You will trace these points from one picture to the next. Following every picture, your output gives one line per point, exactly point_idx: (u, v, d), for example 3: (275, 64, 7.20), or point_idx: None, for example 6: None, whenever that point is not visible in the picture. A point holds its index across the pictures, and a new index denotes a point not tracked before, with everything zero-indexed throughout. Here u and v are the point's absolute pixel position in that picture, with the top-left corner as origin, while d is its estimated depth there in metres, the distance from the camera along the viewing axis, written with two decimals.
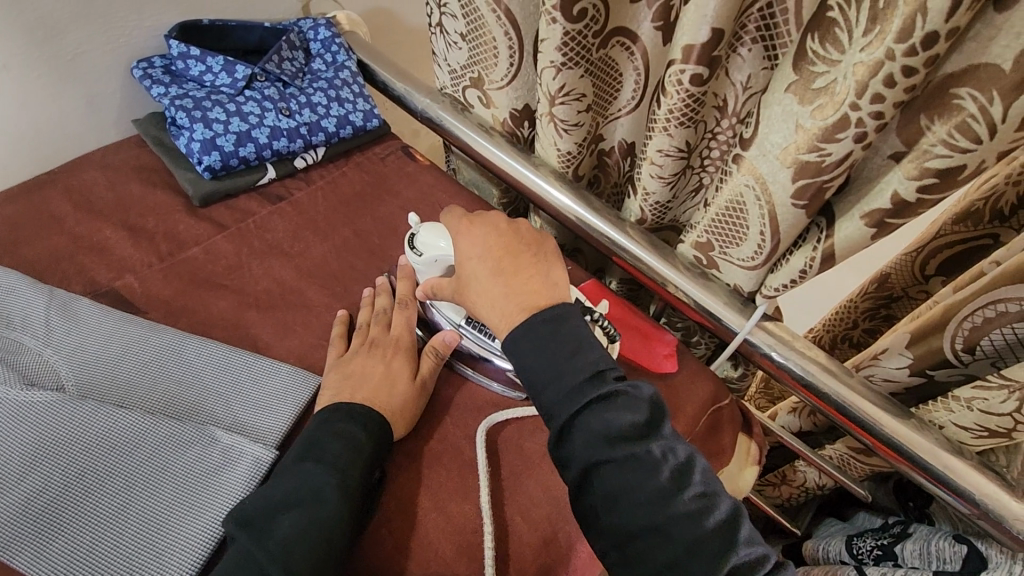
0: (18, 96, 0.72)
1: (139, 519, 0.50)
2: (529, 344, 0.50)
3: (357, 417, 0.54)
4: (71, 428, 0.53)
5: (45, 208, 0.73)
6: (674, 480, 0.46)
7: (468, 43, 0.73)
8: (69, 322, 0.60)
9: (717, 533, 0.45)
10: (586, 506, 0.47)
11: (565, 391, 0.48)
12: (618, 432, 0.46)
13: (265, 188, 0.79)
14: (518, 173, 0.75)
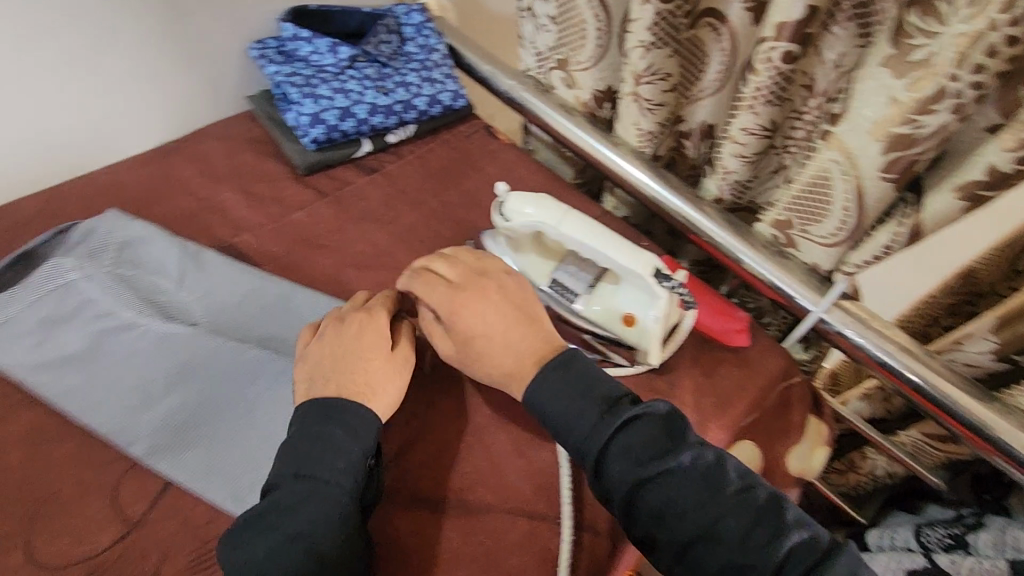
0: (155, 72, 0.81)
1: (259, 440, 0.56)
2: (547, 390, 0.53)
3: (343, 428, 0.51)
4: (204, 360, 0.60)
5: (173, 173, 0.82)
6: (710, 487, 0.48)
7: (557, 25, 0.76)
8: (199, 270, 0.68)
9: (764, 526, 0.47)
10: (642, 533, 0.49)
11: (588, 426, 0.51)
12: (645, 456, 0.49)
13: (361, 160, 0.86)
14: (597, 151, 0.78)
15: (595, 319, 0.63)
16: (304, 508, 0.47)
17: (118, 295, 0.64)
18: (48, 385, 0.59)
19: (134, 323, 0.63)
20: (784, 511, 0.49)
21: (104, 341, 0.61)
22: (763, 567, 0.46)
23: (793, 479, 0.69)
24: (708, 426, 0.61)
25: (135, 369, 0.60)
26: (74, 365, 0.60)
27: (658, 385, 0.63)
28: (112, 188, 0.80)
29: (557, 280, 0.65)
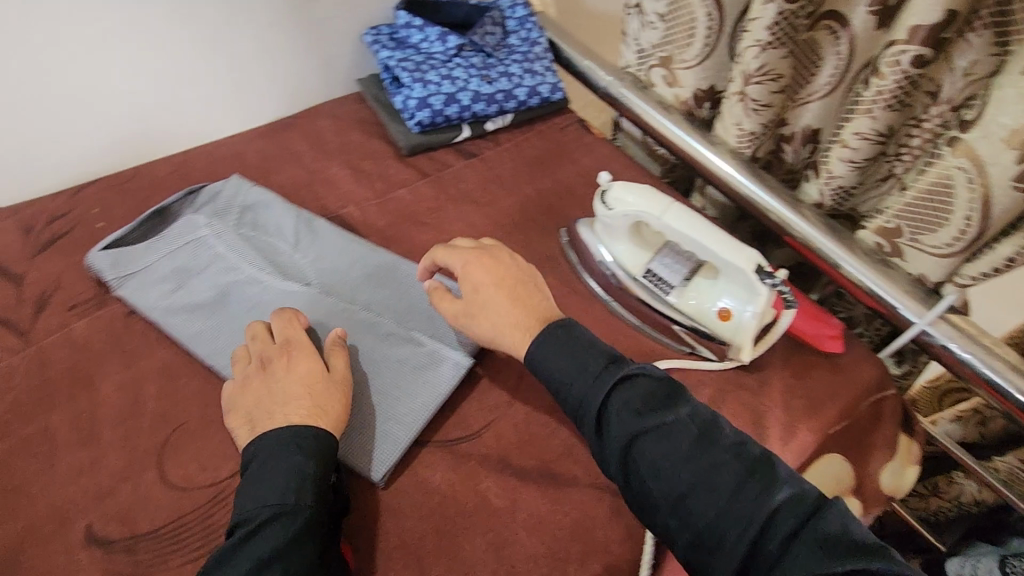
0: (279, 52, 0.88)
1: (363, 394, 0.60)
2: (550, 344, 0.56)
3: (297, 450, 0.51)
4: (318, 318, 0.65)
5: (289, 147, 0.88)
6: (701, 441, 0.50)
7: (665, 22, 0.78)
8: (312, 236, 0.73)
9: (754, 479, 0.48)
10: (636, 486, 0.50)
11: (588, 381, 0.53)
12: (641, 408, 0.52)
13: (460, 145, 0.90)
14: (693, 150, 0.78)
15: (687, 309, 0.65)
16: (274, 532, 0.47)
17: (242, 253, 0.69)
18: (181, 328, 0.65)
19: (256, 280, 0.68)
20: (774, 468, 0.49)
21: (228, 294, 0.67)
22: (750, 515, 0.46)
23: (882, 497, 0.68)
24: (797, 427, 0.61)
25: (257, 321, 0.65)
26: (203, 312, 0.66)
27: (746, 382, 0.64)
28: (233, 157, 0.87)
29: (652, 270, 0.67)
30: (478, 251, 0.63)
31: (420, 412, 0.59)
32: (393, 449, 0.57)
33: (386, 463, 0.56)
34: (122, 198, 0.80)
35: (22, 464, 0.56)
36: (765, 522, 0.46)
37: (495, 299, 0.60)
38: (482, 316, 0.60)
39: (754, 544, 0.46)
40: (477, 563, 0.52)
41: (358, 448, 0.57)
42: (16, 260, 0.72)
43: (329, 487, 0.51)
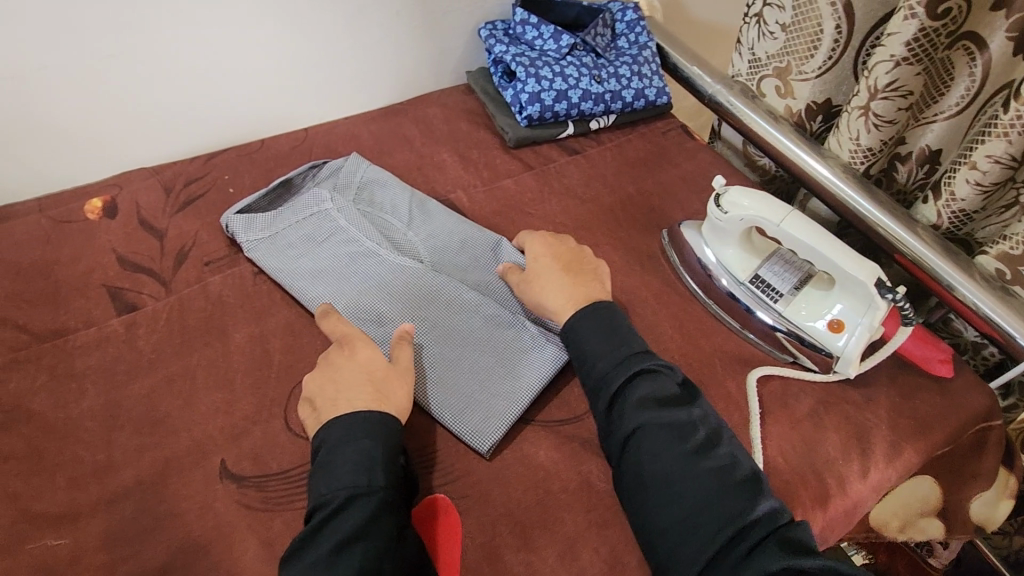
0: (401, 41, 0.92)
1: (473, 369, 0.63)
2: (590, 323, 0.60)
3: (365, 437, 0.53)
4: (431, 292, 0.68)
5: (400, 131, 0.93)
6: (703, 441, 0.54)
7: (787, 33, 0.78)
8: (425, 216, 0.77)
9: (741, 487, 0.51)
10: (629, 464, 0.53)
11: (612, 364, 0.57)
12: (656, 399, 0.55)
13: (563, 141, 0.92)
14: (801, 162, 0.78)
15: (793, 319, 0.65)
16: (351, 514, 0.49)
17: (362, 226, 0.73)
18: (303, 288, 0.69)
19: (374, 252, 0.71)
20: (761, 484, 0.52)
21: (348, 262, 0.70)
22: (724, 517, 0.49)
23: (971, 526, 0.67)
24: (902, 447, 0.61)
25: (373, 288, 0.68)
26: (323, 276, 0.69)
27: (850, 396, 0.64)
28: (350, 137, 0.91)
29: (759, 277, 0.68)
30: (549, 237, 0.71)
31: (527, 392, 0.61)
32: (502, 424, 0.59)
33: (493, 436, 0.58)
34: (250, 167, 0.85)
35: (165, 400, 0.61)
36: (738, 527, 0.49)
37: (552, 272, 0.66)
38: (535, 284, 0.65)
39: (723, 545, 0.48)
40: (582, 538, 0.54)
41: (468, 419, 0.59)
42: (157, 215, 0.78)
43: (399, 472, 0.53)
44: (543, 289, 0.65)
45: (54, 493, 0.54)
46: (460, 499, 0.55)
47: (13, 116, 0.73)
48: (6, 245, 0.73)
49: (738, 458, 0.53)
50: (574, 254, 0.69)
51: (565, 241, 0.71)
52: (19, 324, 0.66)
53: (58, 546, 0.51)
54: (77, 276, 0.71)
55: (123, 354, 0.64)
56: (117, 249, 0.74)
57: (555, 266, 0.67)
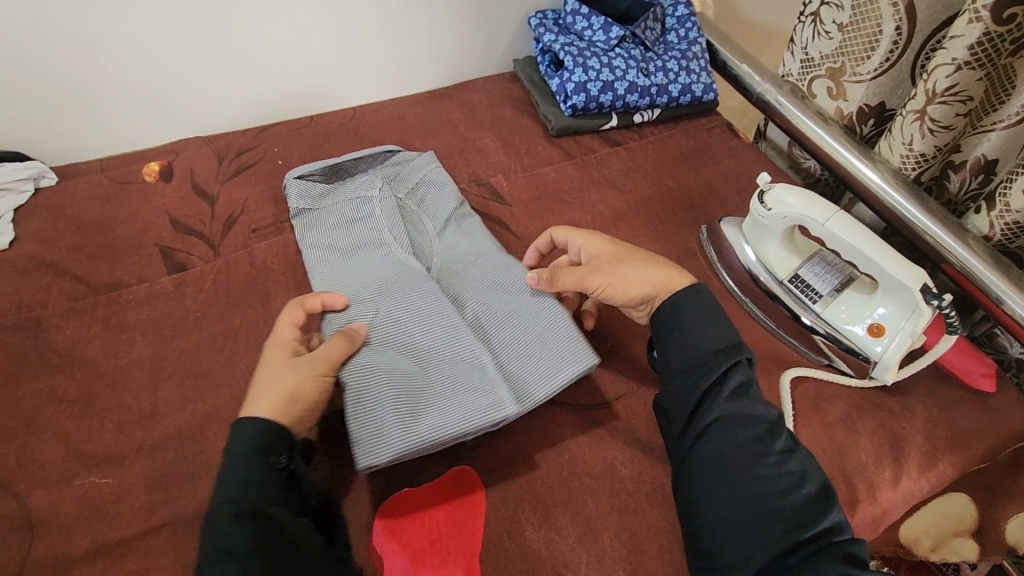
0: (452, 26, 0.93)
1: (404, 380, 0.56)
2: (693, 309, 0.58)
3: (230, 452, 0.49)
4: (412, 300, 0.62)
5: (445, 114, 0.94)
6: (785, 440, 0.53)
7: (843, 33, 0.77)
8: (458, 227, 0.73)
9: (818, 492, 0.51)
10: (697, 455, 0.53)
11: (714, 349, 0.56)
12: (749, 391, 0.55)
13: (605, 133, 0.92)
14: (849, 164, 0.77)
15: (831, 320, 0.64)
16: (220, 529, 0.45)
17: (392, 214, 0.72)
18: (320, 263, 0.69)
19: (386, 244, 0.69)
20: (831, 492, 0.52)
21: (361, 249, 0.69)
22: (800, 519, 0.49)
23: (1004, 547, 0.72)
24: (938, 459, 0.60)
25: (368, 275, 0.66)
26: (338, 256, 0.69)
27: (886, 404, 0.62)
28: (395, 117, 0.93)
29: (799, 277, 0.68)
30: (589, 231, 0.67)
31: (448, 426, 0.53)
32: (394, 448, 0.52)
33: (377, 457, 0.51)
34: (299, 141, 0.88)
35: (208, 356, 0.63)
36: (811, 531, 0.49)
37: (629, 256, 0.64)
38: (621, 264, 0.63)
39: (793, 545, 0.49)
40: (604, 520, 0.54)
41: (366, 426, 0.53)
42: (209, 182, 0.81)
43: (273, 478, 0.49)
44: (633, 271, 0.62)
45: (102, 435, 0.57)
46: (485, 472, 0.56)
47: (83, 78, 0.76)
48: (69, 201, 0.77)
49: (809, 462, 0.54)
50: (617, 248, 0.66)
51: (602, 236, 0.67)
52: (77, 275, 0.69)
53: (104, 484, 0.54)
54: (133, 234, 0.74)
55: (171, 311, 0.67)
56: (170, 211, 0.77)
57: (626, 254, 0.64)
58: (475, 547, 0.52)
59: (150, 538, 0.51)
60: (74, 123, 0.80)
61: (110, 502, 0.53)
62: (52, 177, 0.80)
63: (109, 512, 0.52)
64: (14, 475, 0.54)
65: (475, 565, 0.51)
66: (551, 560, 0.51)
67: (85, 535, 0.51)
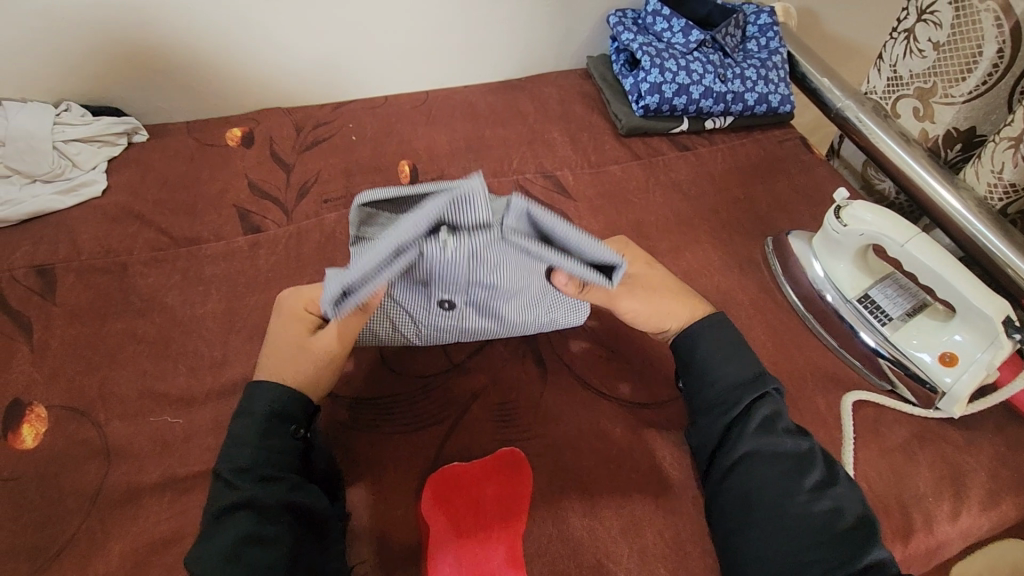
0: (531, 18, 0.94)
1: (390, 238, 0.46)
2: (718, 340, 0.58)
3: (248, 414, 0.50)
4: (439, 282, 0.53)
5: (515, 105, 0.95)
6: (821, 477, 0.51)
7: (938, 53, 0.75)
8: None
9: (858, 530, 0.48)
10: (729, 488, 0.52)
11: (736, 384, 0.55)
12: (775, 425, 0.53)
13: (674, 137, 0.92)
14: (930, 190, 0.74)
15: (899, 343, 0.63)
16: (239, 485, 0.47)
17: None
18: None
19: None
20: (874, 528, 0.49)
21: None
22: (837, 559, 0.47)
23: None
24: (1001, 498, 0.57)
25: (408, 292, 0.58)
26: None
27: (950, 436, 0.60)
28: (467, 104, 0.94)
29: (869, 298, 0.66)
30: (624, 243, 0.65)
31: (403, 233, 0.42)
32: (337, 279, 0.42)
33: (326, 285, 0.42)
34: (373, 119, 0.90)
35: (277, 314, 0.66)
36: (850, 569, 0.46)
37: (658, 282, 0.61)
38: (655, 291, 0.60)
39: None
40: (648, 518, 0.54)
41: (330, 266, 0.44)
42: (287, 150, 0.84)
43: (290, 446, 0.51)
44: (660, 301, 0.59)
45: (176, 378, 0.60)
46: (534, 456, 0.56)
47: (183, 44, 0.81)
48: (158, 157, 0.81)
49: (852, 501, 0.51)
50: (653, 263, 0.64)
51: (634, 247, 0.65)
52: (161, 228, 0.73)
53: (175, 423, 0.57)
54: (213, 193, 0.78)
55: (245, 268, 0.70)
56: (249, 175, 0.80)
57: (663, 279, 0.62)
58: (519, 528, 0.52)
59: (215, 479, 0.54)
60: (168, 84, 0.85)
61: (180, 441, 0.56)
62: (144, 134, 0.84)
63: (179, 450, 0.55)
64: (96, 405, 0.57)
65: (519, 546, 0.51)
66: (593, 549, 0.52)
67: (156, 467, 0.54)
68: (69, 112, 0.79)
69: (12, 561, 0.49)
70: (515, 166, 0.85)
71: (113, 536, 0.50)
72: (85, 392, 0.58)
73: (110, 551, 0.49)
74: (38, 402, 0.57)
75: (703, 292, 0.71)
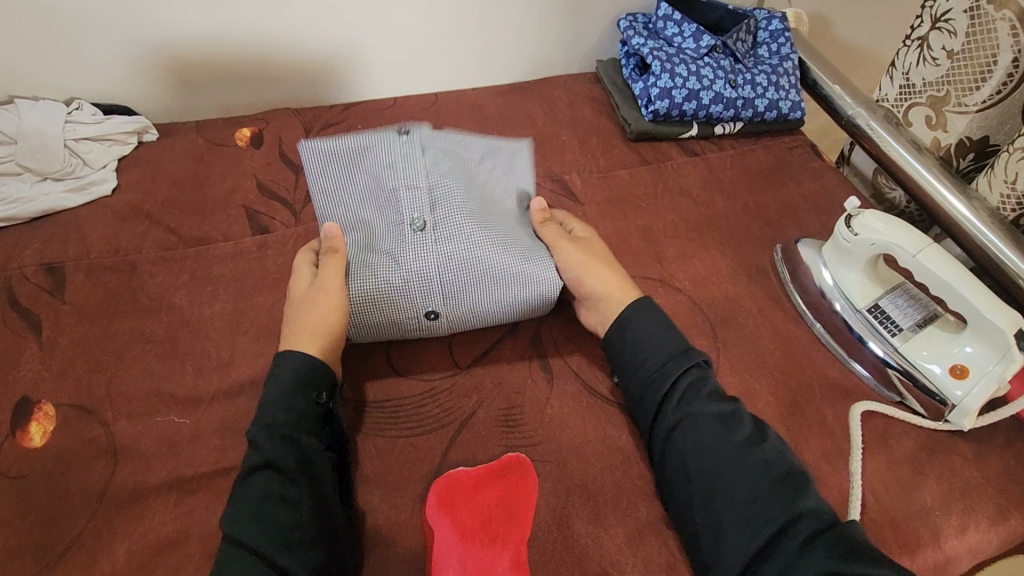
0: (541, 21, 0.94)
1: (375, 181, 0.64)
2: (642, 317, 0.60)
3: (272, 381, 0.53)
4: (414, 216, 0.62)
5: (524, 108, 0.95)
6: (751, 434, 0.53)
7: (952, 61, 0.74)
8: None
9: (793, 480, 0.50)
10: (671, 461, 0.54)
11: (664, 358, 0.57)
12: (702, 392, 0.56)
13: (683, 142, 0.91)
14: (942, 200, 0.73)
15: (907, 353, 0.63)
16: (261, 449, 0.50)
17: None
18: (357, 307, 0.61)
19: None
20: (808, 477, 0.51)
21: None
22: (778, 513, 0.49)
23: None
24: (1011, 513, 0.57)
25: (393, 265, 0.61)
26: None
27: (959, 449, 0.60)
28: (476, 107, 0.94)
29: (879, 308, 0.66)
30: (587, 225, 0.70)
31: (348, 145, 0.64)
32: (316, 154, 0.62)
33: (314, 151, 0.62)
34: (381, 121, 0.90)
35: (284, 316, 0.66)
36: (791, 520, 0.48)
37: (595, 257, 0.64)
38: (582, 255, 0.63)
39: (784, 528, 0.48)
40: (653, 526, 0.54)
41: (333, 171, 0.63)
42: (296, 151, 0.84)
43: (312, 413, 0.52)
44: (585, 263, 0.63)
45: (183, 377, 0.60)
46: (539, 462, 0.56)
47: (193, 44, 0.82)
48: (168, 157, 0.82)
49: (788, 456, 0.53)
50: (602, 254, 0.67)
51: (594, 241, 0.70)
52: (171, 227, 0.73)
53: (182, 423, 0.57)
54: (222, 193, 0.78)
55: (253, 269, 0.70)
56: (258, 175, 0.80)
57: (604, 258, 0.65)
58: (525, 534, 0.52)
59: (220, 480, 0.54)
60: (179, 84, 0.85)
61: (187, 441, 0.56)
62: (154, 133, 0.84)
63: (185, 450, 0.55)
64: (103, 403, 0.57)
65: (524, 550, 0.51)
66: (597, 557, 0.51)
67: (162, 467, 0.54)
68: (81, 110, 0.80)
69: (19, 558, 0.49)
70: None
71: (119, 535, 0.50)
72: (93, 391, 0.58)
73: (115, 551, 0.49)
74: (46, 400, 0.57)
75: (711, 299, 0.70)
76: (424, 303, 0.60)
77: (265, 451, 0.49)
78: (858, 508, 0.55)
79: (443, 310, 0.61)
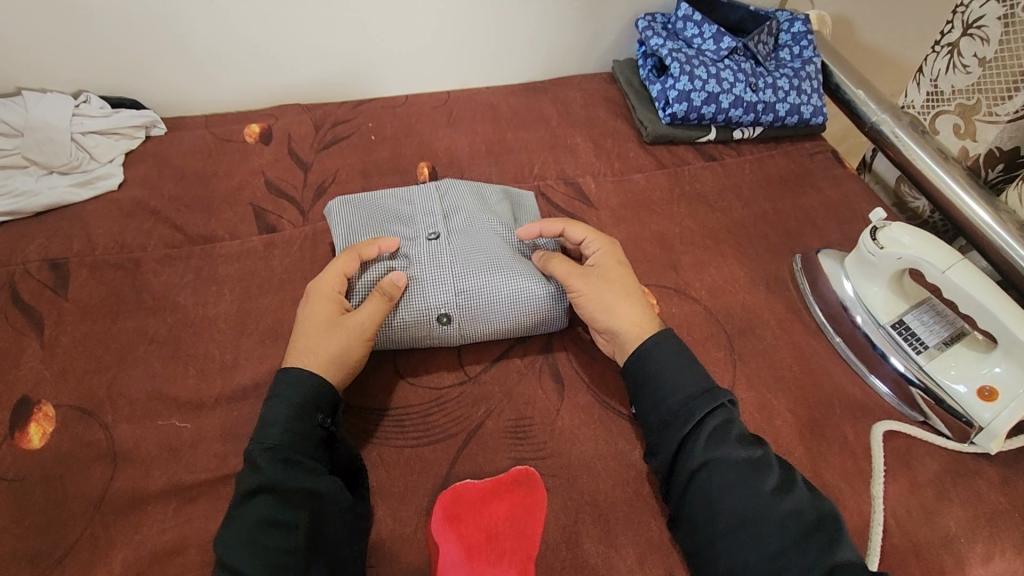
0: (557, 20, 0.92)
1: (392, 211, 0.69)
2: (662, 352, 0.56)
3: (274, 401, 0.51)
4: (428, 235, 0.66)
5: (538, 108, 0.93)
6: (781, 481, 0.50)
7: (984, 69, 0.72)
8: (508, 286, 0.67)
9: (824, 531, 0.47)
10: (691, 504, 0.51)
11: (688, 395, 0.54)
12: (728, 432, 0.52)
13: (701, 146, 0.89)
14: (968, 212, 0.71)
15: (931, 371, 0.61)
16: (257, 473, 0.48)
17: None
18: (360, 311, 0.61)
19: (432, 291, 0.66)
20: (840, 527, 0.48)
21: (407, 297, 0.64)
22: (810, 567, 0.46)
23: None
24: None
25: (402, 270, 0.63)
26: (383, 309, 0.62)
27: (985, 473, 0.58)
28: (489, 106, 0.93)
29: (903, 323, 0.64)
30: (608, 239, 0.65)
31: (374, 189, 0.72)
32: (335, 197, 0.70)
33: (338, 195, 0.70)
34: (393, 119, 0.88)
35: (291, 318, 0.64)
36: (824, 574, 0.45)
37: (617, 287, 0.60)
38: (604, 291, 0.60)
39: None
40: (666, 547, 0.52)
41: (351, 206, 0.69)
42: (305, 148, 0.83)
43: (315, 435, 0.51)
44: (606, 300, 0.59)
45: (186, 379, 0.59)
46: (549, 477, 0.54)
47: (201, 38, 0.80)
48: (175, 152, 0.80)
49: (816, 500, 0.50)
50: (624, 269, 0.62)
51: (617, 250, 0.64)
52: (176, 224, 0.72)
53: (183, 427, 0.55)
54: (230, 190, 0.77)
55: (259, 269, 0.68)
56: (266, 172, 0.79)
57: (627, 286, 0.61)
58: (531, 551, 0.50)
59: (221, 487, 0.52)
60: (187, 77, 0.84)
61: (188, 446, 0.54)
62: (162, 127, 0.83)
63: (186, 455, 0.54)
64: (104, 405, 0.56)
65: (530, 568, 0.49)
66: None
67: (162, 472, 0.53)
68: (88, 104, 0.79)
69: (14, 565, 0.48)
70: (536, 172, 0.83)
71: (117, 542, 0.49)
72: (94, 391, 0.57)
73: (112, 559, 0.48)
74: (46, 400, 0.56)
75: (729, 310, 0.68)
76: (436, 303, 0.60)
77: (262, 473, 0.48)
78: (879, 534, 0.53)
79: (455, 313, 0.61)
